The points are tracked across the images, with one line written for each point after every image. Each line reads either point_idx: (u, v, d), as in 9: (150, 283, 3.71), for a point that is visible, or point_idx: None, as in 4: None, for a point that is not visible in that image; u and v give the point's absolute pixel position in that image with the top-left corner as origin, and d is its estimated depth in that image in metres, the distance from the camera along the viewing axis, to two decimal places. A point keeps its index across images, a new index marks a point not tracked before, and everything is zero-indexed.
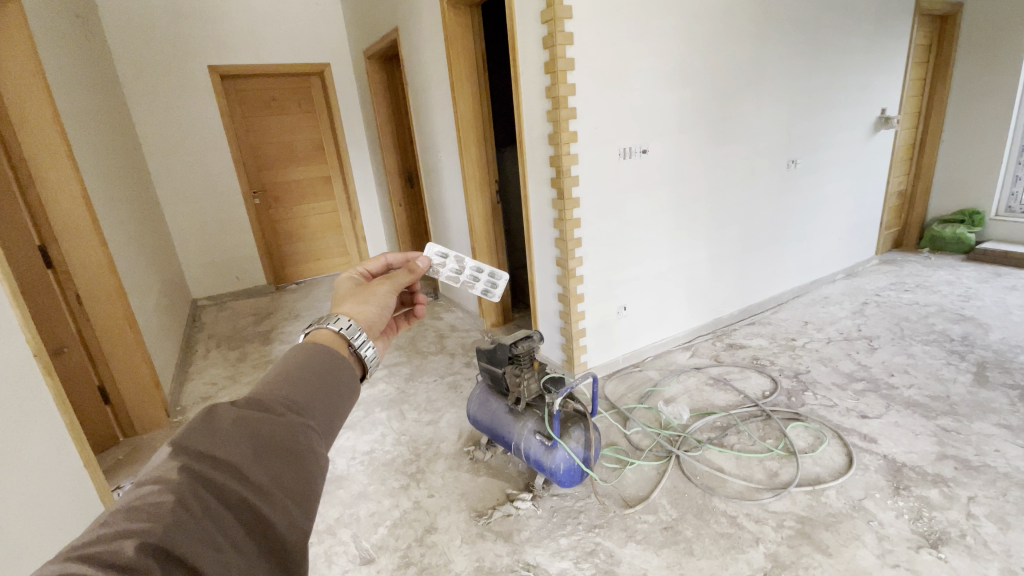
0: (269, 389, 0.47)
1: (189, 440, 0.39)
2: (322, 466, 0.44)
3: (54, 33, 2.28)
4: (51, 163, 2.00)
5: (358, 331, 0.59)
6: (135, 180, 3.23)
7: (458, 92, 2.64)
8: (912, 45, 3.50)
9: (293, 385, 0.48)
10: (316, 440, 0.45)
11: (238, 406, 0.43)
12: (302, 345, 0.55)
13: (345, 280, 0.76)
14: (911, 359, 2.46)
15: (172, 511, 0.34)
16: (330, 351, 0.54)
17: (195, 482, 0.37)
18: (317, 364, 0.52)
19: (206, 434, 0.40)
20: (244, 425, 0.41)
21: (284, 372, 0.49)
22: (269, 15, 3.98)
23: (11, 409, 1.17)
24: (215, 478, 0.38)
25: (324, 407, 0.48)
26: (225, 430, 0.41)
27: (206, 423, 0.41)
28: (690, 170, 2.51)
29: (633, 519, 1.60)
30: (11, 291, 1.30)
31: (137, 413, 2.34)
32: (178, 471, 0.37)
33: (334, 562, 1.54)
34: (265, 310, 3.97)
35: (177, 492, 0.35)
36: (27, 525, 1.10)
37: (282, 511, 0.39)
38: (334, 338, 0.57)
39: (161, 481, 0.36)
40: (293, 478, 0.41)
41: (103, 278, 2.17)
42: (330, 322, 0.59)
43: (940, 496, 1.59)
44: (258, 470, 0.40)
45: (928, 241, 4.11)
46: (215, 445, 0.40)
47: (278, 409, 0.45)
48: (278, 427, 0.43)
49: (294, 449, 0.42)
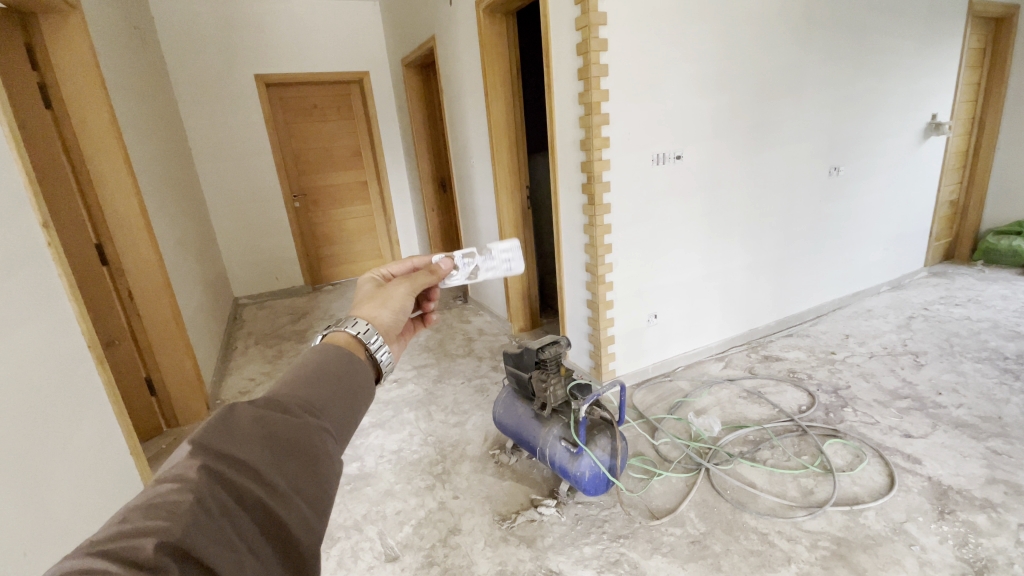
0: (288, 389, 0.49)
1: (208, 440, 0.41)
2: (336, 467, 0.46)
3: (114, 45, 2.43)
4: (109, 169, 2.13)
5: (375, 335, 0.61)
6: (185, 184, 3.40)
7: (492, 99, 2.67)
8: (966, 48, 3.34)
9: (310, 386, 0.50)
10: (331, 442, 0.47)
11: (255, 406, 0.45)
12: (320, 346, 0.56)
13: (366, 280, 0.78)
14: (960, 376, 2.33)
15: (190, 510, 0.36)
16: (348, 353, 0.56)
17: (213, 481, 0.39)
18: (334, 366, 0.54)
19: (224, 433, 0.42)
20: (262, 425, 0.43)
21: (303, 373, 0.51)
22: (313, 27, 4.14)
23: (66, 396, 1.25)
24: (232, 478, 0.40)
25: (340, 410, 0.50)
26: (243, 429, 0.43)
27: (226, 422, 0.43)
28: (726, 177, 2.46)
29: (659, 531, 1.57)
30: (70, 289, 1.38)
31: (181, 405, 2.44)
32: (197, 470, 0.39)
33: (360, 558, 1.57)
34: (302, 310, 4.09)
35: (195, 492, 0.37)
36: (77, 506, 1.18)
37: (296, 512, 0.41)
38: (350, 342, 0.59)
39: (181, 479, 0.38)
40: (307, 479, 0.43)
41: (154, 277, 2.28)
42: (347, 325, 0.61)
43: (988, 522, 1.50)
44: (273, 470, 0.41)
45: (981, 253, 3.89)
46: (232, 444, 0.41)
47: (295, 409, 0.47)
48: (294, 428, 0.45)
49: (308, 450, 0.44)
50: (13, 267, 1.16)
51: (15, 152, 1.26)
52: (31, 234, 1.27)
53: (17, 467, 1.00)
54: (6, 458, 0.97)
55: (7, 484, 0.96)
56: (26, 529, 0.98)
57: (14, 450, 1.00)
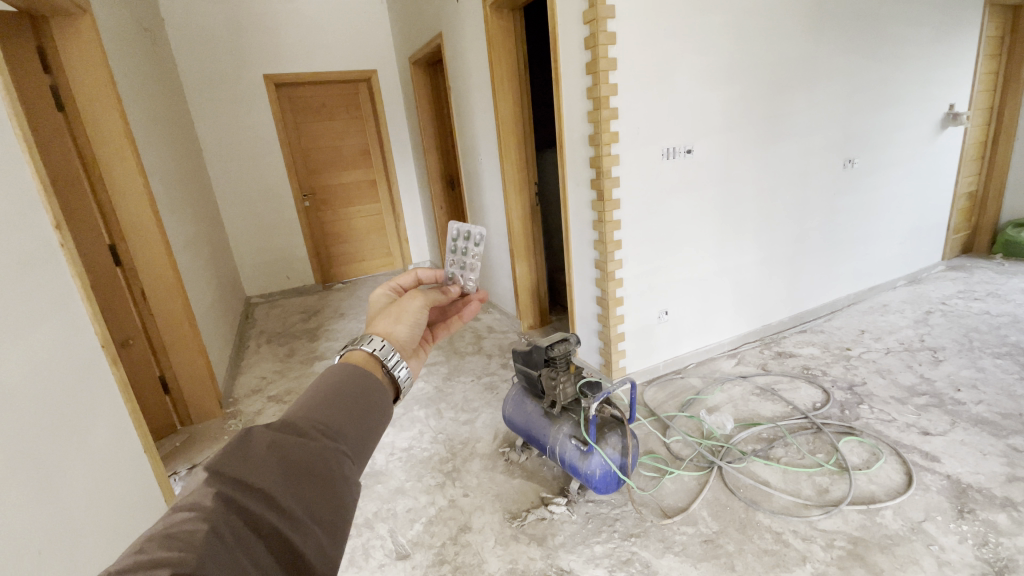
0: (304, 411, 0.49)
1: (224, 467, 0.41)
2: (353, 490, 0.45)
3: (124, 49, 2.45)
4: (121, 172, 2.15)
5: (392, 352, 0.60)
6: (197, 184, 3.44)
7: (499, 95, 2.66)
8: (985, 36, 3.25)
9: (326, 408, 0.49)
10: (348, 465, 0.46)
11: (272, 430, 0.45)
12: (337, 365, 0.56)
13: (378, 295, 0.78)
14: (980, 372, 2.28)
15: (204, 540, 0.36)
16: (363, 372, 0.55)
17: (227, 509, 0.39)
18: (351, 387, 0.53)
19: (240, 459, 0.42)
20: (278, 450, 0.43)
21: (319, 394, 0.51)
22: (320, 27, 4.15)
23: (79, 397, 1.26)
24: (247, 504, 0.40)
25: (357, 431, 0.49)
26: (259, 455, 0.43)
27: (242, 448, 0.43)
28: (739, 171, 2.43)
29: (671, 530, 1.55)
30: (83, 290, 1.40)
31: (195, 405, 2.47)
32: (213, 498, 0.39)
33: (371, 556, 1.57)
34: (312, 309, 4.10)
35: (210, 521, 0.37)
36: (94, 508, 1.19)
37: (312, 539, 0.41)
38: (368, 360, 0.59)
39: (196, 507, 0.38)
40: (323, 504, 0.42)
41: (166, 276, 2.30)
42: (364, 343, 0.60)
43: (1009, 522, 1.46)
44: (289, 496, 0.41)
45: (1000, 246, 3.82)
46: (248, 470, 0.41)
47: (311, 433, 0.47)
48: (309, 452, 0.45)
49: (324, 474, 0.44)
50: (28, 270, 1.18)
51: (27, 154, 1.27)
52: (44, 234, 1.28)
53: (34, 465, 1.01)
54: (24, 458, 0.99)
55: (24, 486, 0.97)
56: (43, 530, 0.98)
57: (30, 451, 1.01)
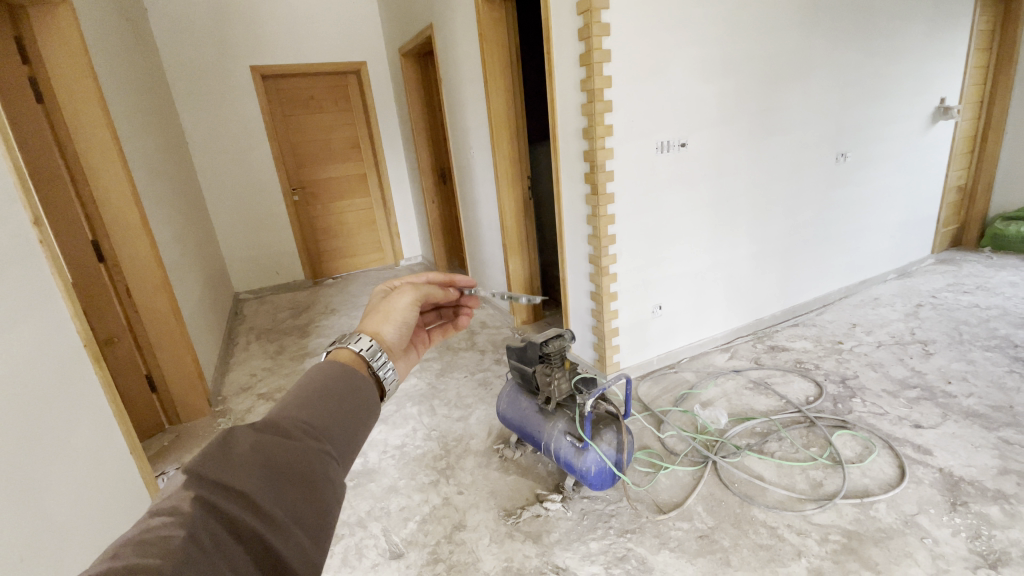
0: (288, 410, 0.46)
1: (204, 468, 0.38)
2: (338, 492, 0.43)
3: (105, 39, 2.38)
4: (104, 167, 2.10)
5: (379, 352, 0.58)
6: (182, 177, 3.37)
7: (490, 87, 2.62)
8: (977, 30, 3.26)
9: (311, 407, 0.47)
10: (333, 467, 0.44)
11: (254, 429, 0.43)
12: (323, 362, 0.54)
13: (377, 290, 0.76)
14: (970, 365, 2.30)
15: (182, 546, 0.33)
16: (351, 370, 0.53)
17: (205, 513, 0.36)
18: (337, 384, 0.50)
19: (220, 461, 0.39)
20: (260, 451, 0.41)
21: (304, 392, 0.48)
22: (308, 17, 4.07)
23: (60, 399, 1.22)
24: (227, 508, 0.37)
25: (343, 432, 0.47)
26: (241, 457, 0.40)
27: (223, 449, 0.40)
28: (733, 164, 2.42)
29: (666, 526, 1.55)
30: (64, 287, 1.36)
31: (183, 403, 2.43)
32: (192, 502, 0.36)
33: (364, 555, 1.55)
34: (302, 305, 4.05)
35: (188, 526, 0.35)
36: (77, 511, 1.16)
37: (295, 543, 0.38)
38: (354, 359, 0.56)
39: (174, 512, 0.35)
40: (307, 508, 0.40)
41: (150, 271, 2.25)
42: (351, 342, 0.58)
43: (1002, 514, 1.47)
44: (271, 499, 0.39)
45: (988, 239, 3.86)
46: (229, 472, 0.39)
47: (295, 433, 0.44)
48: (293, 453, 0.42)
49: (309, 476, 0.41)
50: (4, 267, 1.13)
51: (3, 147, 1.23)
52: (22, 231, 1.23)
53: (13, 470, 0.98)
54: (4, 462, 0.96)
55: (2, 491, 0.93)
56: (24, 536, 0.95)
57: (9, 455, 0.98)
